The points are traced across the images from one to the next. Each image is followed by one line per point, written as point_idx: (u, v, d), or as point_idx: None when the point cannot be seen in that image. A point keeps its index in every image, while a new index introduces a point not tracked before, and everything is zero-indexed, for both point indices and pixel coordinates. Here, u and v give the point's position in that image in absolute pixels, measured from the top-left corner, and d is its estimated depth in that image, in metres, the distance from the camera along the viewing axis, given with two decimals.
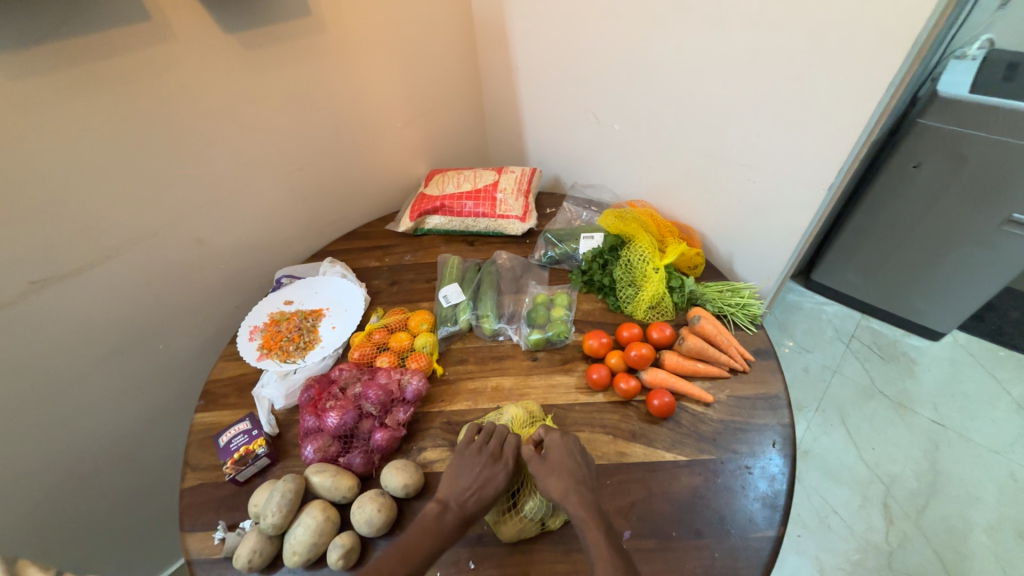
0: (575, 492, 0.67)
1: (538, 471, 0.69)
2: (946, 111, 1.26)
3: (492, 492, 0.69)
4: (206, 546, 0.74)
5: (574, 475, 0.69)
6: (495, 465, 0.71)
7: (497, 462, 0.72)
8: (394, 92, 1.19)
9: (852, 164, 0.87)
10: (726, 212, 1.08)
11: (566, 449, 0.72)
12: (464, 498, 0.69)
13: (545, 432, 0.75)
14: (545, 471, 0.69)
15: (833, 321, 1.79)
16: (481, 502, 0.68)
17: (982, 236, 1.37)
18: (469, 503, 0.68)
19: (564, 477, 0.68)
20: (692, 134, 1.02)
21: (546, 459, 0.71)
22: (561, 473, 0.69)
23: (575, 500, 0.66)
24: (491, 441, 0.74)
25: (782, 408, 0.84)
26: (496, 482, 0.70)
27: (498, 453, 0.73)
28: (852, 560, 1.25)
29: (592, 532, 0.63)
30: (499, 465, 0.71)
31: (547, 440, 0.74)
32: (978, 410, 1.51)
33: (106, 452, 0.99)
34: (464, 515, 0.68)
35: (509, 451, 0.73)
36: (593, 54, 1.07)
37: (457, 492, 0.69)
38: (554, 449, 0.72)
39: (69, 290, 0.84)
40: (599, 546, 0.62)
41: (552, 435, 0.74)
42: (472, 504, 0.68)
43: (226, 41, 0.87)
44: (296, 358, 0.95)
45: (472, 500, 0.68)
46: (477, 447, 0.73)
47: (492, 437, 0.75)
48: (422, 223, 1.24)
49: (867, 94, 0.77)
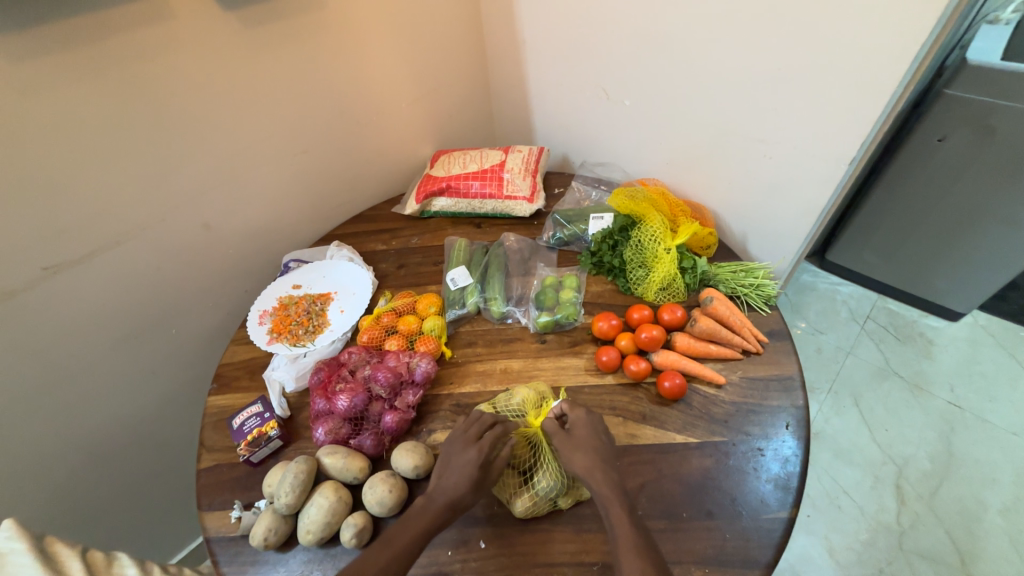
0: (599, 469, 0.67)
1: (563, 447, 0.70)
2: (975, 80, 1.20)
3: (469, 472, 0.68)
4: (223, 524, 0.76)
5: (598, 452, 0.70)
6: (469, 449, 0.71)
7: (472, 443, 0.71)
8: (399, 70, 1.16)
9: (875, 136, 0.84)
10: (742, 190, 1.05)
11: (591, 426, 0.73)
12: (447, 483, 0.68)
13: (569, 408, 0.76)
14: (570, 447, 0.70)
15: (848, 302, 1.75)
16: (461, 482, 0.68)
17: (1008, 211, 1.33)
18: (450, 485, 0.68)
19: (590, 454, 0.69)
20: (707, 108, 0.98)
21: (571, 434, 0.72)
22: (586, 450, 0.70)
23: (600, 478, 0.67)
24: (469, 426, 0.74)
25: (796, 389, 0.83)
26: (472, 462, 0.69)
27: (476, 436, 0.73)
28: (862, 540, 1.25)
29: (614, 509, 0.64)
30: (474, 445, 0.71)
31: (572, 416, 0.75)
32: (997, 391, 1.48)
33: (123, 434, 1.01)
34: (450, 498, 0.67)
35: (483, 435, 0.72)
36: (602, 24, 1.03)
37: (441, 478, 0.69)
38: (580, 426, 0.73)
39: (80, 276, 0.85)
40: (621, 524, 0.63)
41: (575, 412, 0.75)
42: (454, 488, 0.68)
43: (226, 19, 0.85)
44: (305, 341, 0.95)
45: (453, 482, 0.68)
46: (456, 433, 0.74)
47: (469, 423, 0.75)
48: (429, 205, 1.22)
49: (894, 61, 0.73)
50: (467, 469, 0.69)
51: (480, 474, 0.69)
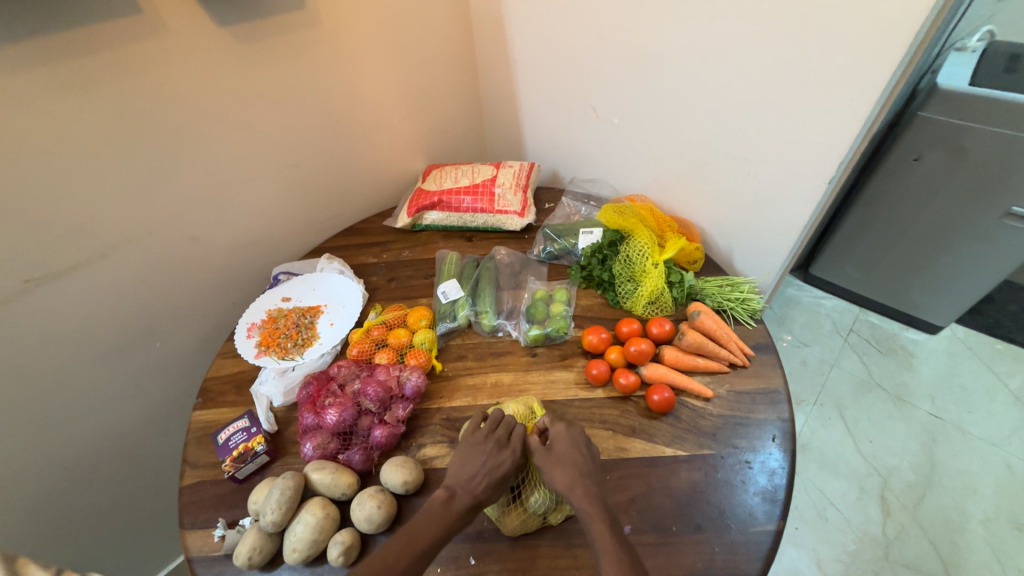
0: (581, 485, 0.67)
1: (542, 463, 0.69)
2: (947, 104, 1.26)
3: (499, 476, 0.68)
4: (206, 543, 0.74)
5: (580, 468, 0.69)
6: (501, 452, 0.70)
7: (504, 443, 0.71)
8: (390, 85, 1.18)
9: (852, 157, 0.87)
10: (727, 206, 1.07)
11: (571, 440, 0.71)
12: (472, 484, 0.67)
13: (549, 423, 0.75)
14: (550, 463, 0.69)
15: (832, 315, 1.79)
16: (487, 484, 0.67)
17: (982, 229, 1.38)
18: (474, 487, 0.67)
19: (569, 470, 0.68)
20: (692, 127, 1.01)
21: (551, 451, 0.70)
22: (568, 466, 0.69)
23: (581, 494, 0.66)
24: (498, 428, 0.73)
25: (782, 402, 0.84)
26: (501, 464, 0.69)
27: (507, 439, 0.72)
28: (849, 551, 1.26)
29: (597, 525, 0.63)
30: (506, 449, 0.70)
31: (551, 432, 0.74)
32: (976, 403, 1.51)
33: (104, 450, 0.99)
34: (472, 499, 0.67)
35: (516, 439, 0.71)
36: (592, 46, 1.06)
37: (464, 478, 0.68)
38: (560, 441, 0.71)
39: (65, 288, 0.83)
40: (605, 540, 0.62)
41: (555, 427, 0.74)
42: (480, 490, 0.67)
43: (220, 35, 0.86)
44: (294, 354, 0.94)
45: (477, 483, 0.68)
46: (482, 434, 0.72)
47: (496, 421, 0.74)
48: (420, 219, 1.23)
49: (867, 87, 0.77)
50: (495, 470, 0.68)
51: (504, 477, 0.68)
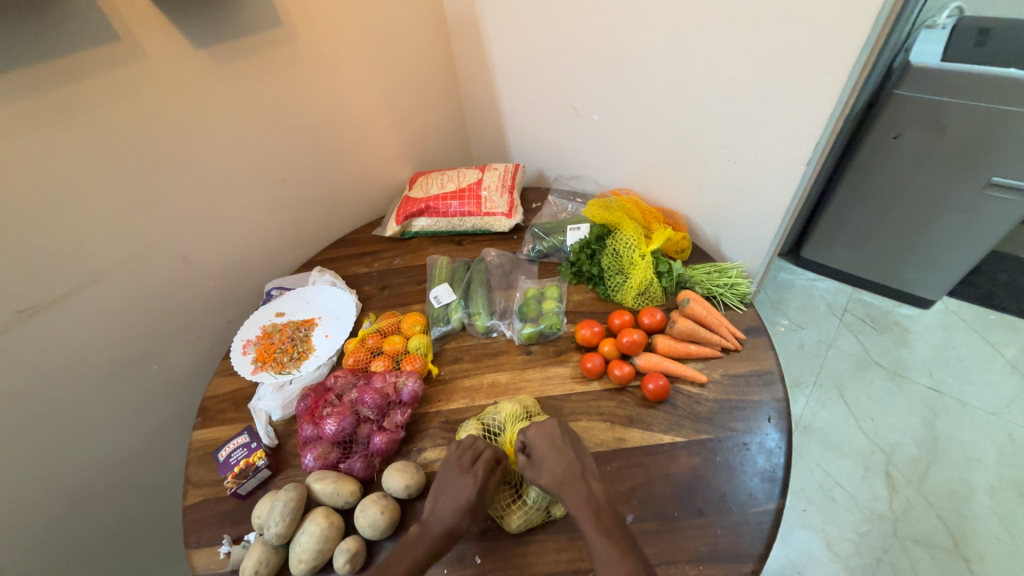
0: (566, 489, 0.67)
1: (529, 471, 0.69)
2: (921, 81, 1.27)
3: (465, 500, 0.67)
4: (212, 560, 0.74)
5: (570, 468, 0.69)
6: (464, 478, 0.69)
7: (469, 467, 0.70)
8: (372, 96, 1.19)
9: (828, 137, 0.89)
10: (711, 194, 1.08)
11: (549, 440, 0.71)
12: (444, 514, 0.68)
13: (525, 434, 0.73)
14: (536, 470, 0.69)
15: (825, 296, 1.80)
16: (456, 511, 0.67)
17: (966, 201, 1.39)
18: (445, 513, 0.68)
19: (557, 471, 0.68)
20: (670, 120, 1.03)
21: (535, 463, 0.70)
22: (552, 468, 0.69)
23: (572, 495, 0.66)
24: (465, 452, 0.72)
25: (776, 382, 0.85)
26: (465, 489, 0.68)
27: (472, 462, 0.71)
28: (858, 530, 1.26)
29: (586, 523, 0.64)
30: (469, 473, 0.70)
31: (529, 437, 0.72)
32: (973, 373, 1.52)
33: (106, 475, 0.98)
34: (444, 528, 0.67)
35: (481, 463, 0.70)
36: (567, 47, 1.07)
37: (438, 509, 0.68)
38: (539, 445, 0.71)
39: (57, 317, 0.84)
40: (596, 539, 0.63)
41: (532, 432, 0.73)
42: (451, 517, 0.67)
43: (198, 57, 0.87)
44: (291, 368, 0.95)
45: (448, 510, 0.68)
46: (451, 460, 0.72)
47: (465, 447, 0.73)
48: (409, 226, 1.24)
49: (838, 66, 0.78)
50: (458, 497, 0.68)
51: (475, 501, 0.68)
